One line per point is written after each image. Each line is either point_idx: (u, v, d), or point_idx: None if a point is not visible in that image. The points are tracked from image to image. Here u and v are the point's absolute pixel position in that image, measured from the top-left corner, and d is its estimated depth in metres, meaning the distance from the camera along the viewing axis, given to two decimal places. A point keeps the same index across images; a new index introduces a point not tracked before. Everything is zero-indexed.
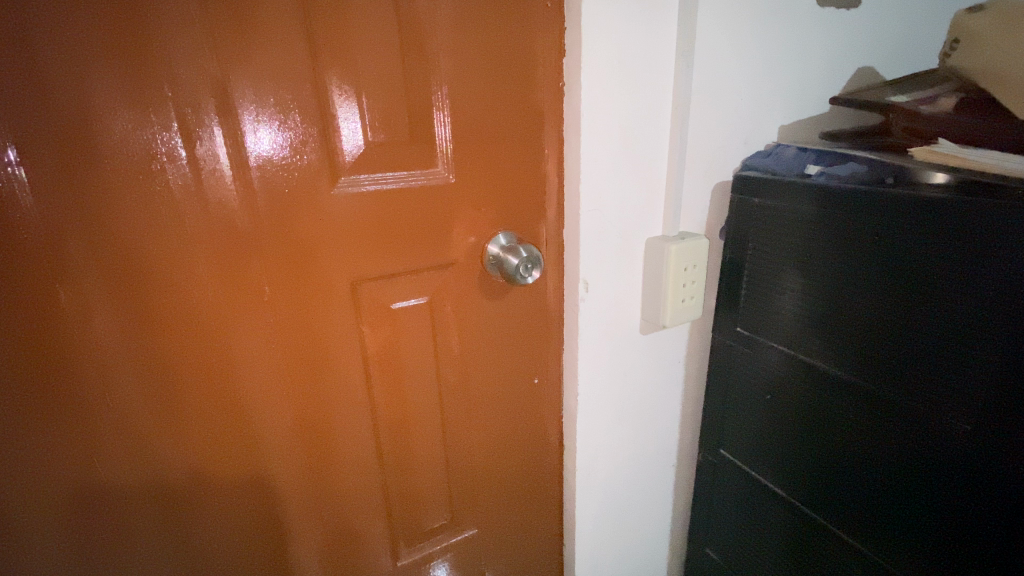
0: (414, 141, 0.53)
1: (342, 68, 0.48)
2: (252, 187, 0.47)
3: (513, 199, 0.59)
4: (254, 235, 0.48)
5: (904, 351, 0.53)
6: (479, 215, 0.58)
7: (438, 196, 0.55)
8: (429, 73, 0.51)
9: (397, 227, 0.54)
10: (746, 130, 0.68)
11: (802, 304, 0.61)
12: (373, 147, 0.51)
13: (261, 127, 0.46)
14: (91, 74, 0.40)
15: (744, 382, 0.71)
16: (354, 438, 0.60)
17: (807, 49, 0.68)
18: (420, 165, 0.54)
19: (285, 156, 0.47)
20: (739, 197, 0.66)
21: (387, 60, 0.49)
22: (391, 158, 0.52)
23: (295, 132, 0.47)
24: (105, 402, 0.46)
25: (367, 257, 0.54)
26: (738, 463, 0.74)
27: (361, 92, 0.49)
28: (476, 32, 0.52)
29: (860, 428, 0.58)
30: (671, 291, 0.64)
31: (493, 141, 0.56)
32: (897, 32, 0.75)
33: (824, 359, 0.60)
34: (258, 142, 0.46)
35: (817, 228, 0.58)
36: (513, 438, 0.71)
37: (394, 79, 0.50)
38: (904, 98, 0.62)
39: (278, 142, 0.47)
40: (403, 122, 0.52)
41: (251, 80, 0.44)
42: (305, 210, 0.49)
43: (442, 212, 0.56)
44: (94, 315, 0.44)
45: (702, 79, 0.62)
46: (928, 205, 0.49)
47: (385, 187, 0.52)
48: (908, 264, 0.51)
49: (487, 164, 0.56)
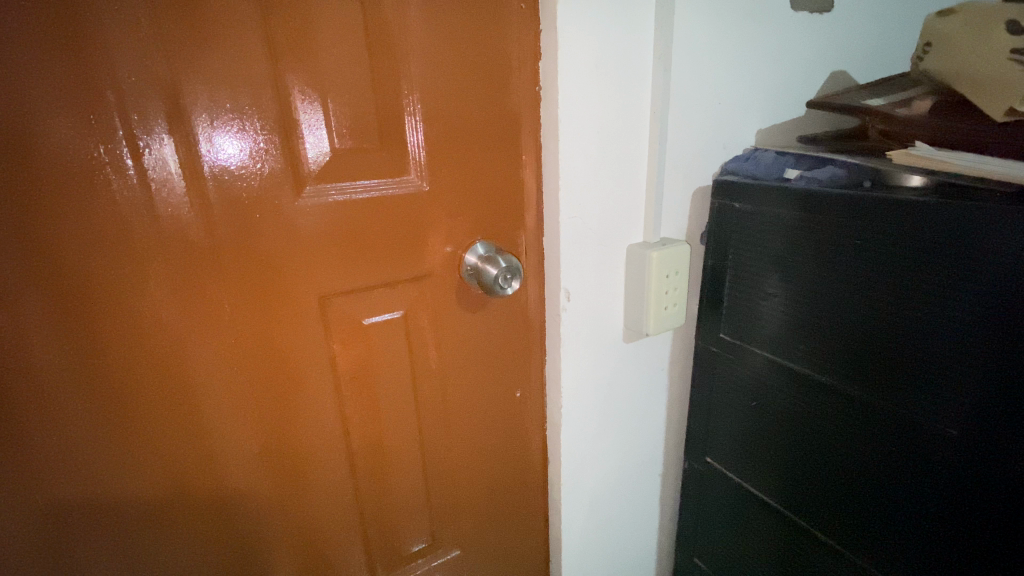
0: (384, 148, 0.50)
1: (304, 71, 0.45)
2: (211, 199, 0.44)
3: (491, 206, 0.57)
4: (210, 250, 0.45)
5: (890, 356, 0.52)
6: (455, 223, 0.55)
7: (412, 205, 0.53)
8: (399, 77, 0.49)
9: (368, 239, 0.51)
10: (725, 135, 0.68)
11: (786, 309, 0.60)
12: (341, 154, 0.48)
13: (218, 135, 0.43)
14: (21, 77, 0.36)
15: (728, 389, 0.70)
16: (327, 460, 0.57)
17: (782, 52, 0.68)
18: (392, 172, 0.51)
19: (245, 165, 0.44)
20: (720, 202, 0.65)
21: (353, 63, 0.47)
22: (360, 165, 0.49)
23: (256, 139, 0.44)
24: (51, 435, 0.42)
25: (337, 271, 0.51)
26: (725, 471, 0.73)
27: (326, 97, 0.46)
28: (448, 33, 0.50)
29: (848, 434, 0.57)
30: (653, 298, 0.63)
31: (468, 146, 0.54)
32: (870, 35, 0.75)
33: (808, 364, 0.59)
34: (215, 151, 0.43)
35: (797, 233, 0.58)
36: (496, 453, 0.68)
37: (361, 82, 0.47)
38: (881, 100, 0.62)
39: (236, 151, 0.44)
40: (373, 127, 0.49)
41: (205, 84, 0.41)
42: (267, 223, 0.46)
43: (416, 222, 0.53)
44: (36, 342, 0.40)
45: (681, 82, 0.61)
46: (909, 210, 0.48)
47: (356, 195, 0.50)
48: (889, 269, 0.50)
49: (462, 171, 0.54)
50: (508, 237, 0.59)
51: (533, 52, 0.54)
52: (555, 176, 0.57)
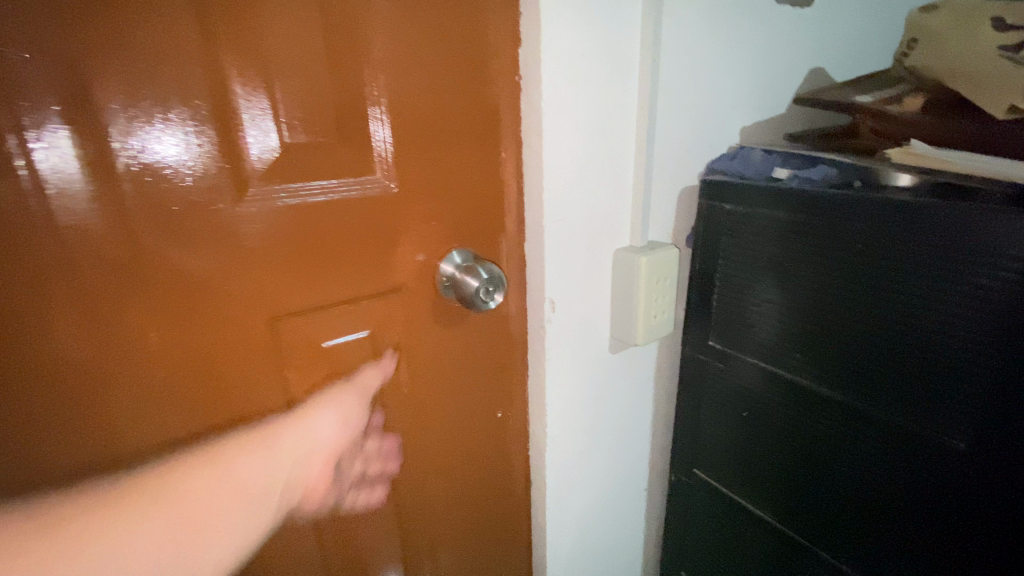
0: (345, 143, 0.43)
1: (246, 54, 0.38)
2: (129, 202, 0.36)
3: (467, 210, 0.51)
4: (126, 270, 0.37)
5: (888, 363, 0.50)
6: (428, 229, 0.49)
7: (378, 209, 0.46)
8: (361, 63, 0.42)
9: (326, 250, 0.44)
10: (711, 132, 0.64)
11: (778, 315, 0.58)
12: (292, 150, 0.41)
13: (161, 131, 0.36)
14: None
15: (718, 399, 0.66)
16: (286, 503, 0.49)
17: (768, 47, 0.65)
18: (354, 171, 0.44)
19: (192, 167, 0.38)
20: (709, 203, 0.62)
21: (304, 43, 0.40)
22: (317, 163, 0.43)
23: (189, 131, 0.37)
24: None
25: (289, 289, 0.44)
26: (714, 483, 0.70)
27: (272, 82, 0.39)
28: (415, 13, 0.44)
29: (844, 444, 0.55)
30: (642, 307, 0.59)
31: (442, 142, 0.48)
32: (850, 33, 0.74)
33: (805, 373, 0.57)
34: (156, 149, 0.36)
35: (793, 236, 0.55)
36: (477, 480, 0.63)
37: (315, 66, 0.41)
38: (869, 97, 0.60)
39: (182, 150, 0.37)
40: (330, 119, 0.42)
41: (120, 64, 0.34)
42: (200, 236, 0.39)
43: (383, 228, 0.47)
44: None
45: (668, 75, 0.57)
46: (914, 212, 0.45)
47: (312, 197, 0.43)
48: (892, 275, 0.48)
49: (435, 170, 0.48)
50: (487, 244, 0.53)
51: (511, 37, 0.49)
52: (537, 175, 0.51)
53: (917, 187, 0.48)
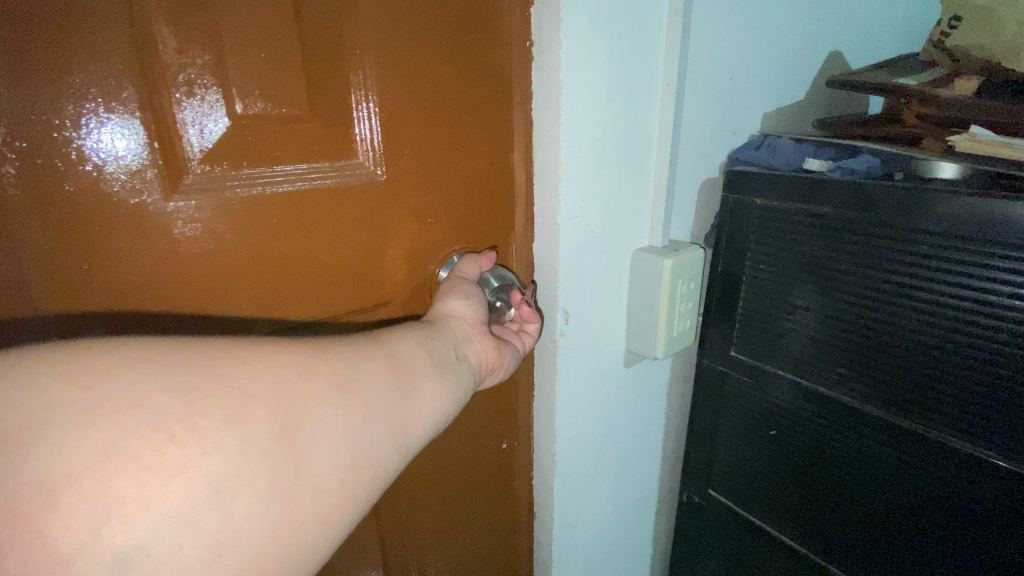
0: (315, 122, 0.37)
1: (191, 13, 0.31)
2: (44, 220, 0.30)
3: (461, 203, 0.45)
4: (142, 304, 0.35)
5: (947, 382, 0.43)
6: (417, 224, 0.43)
7: (356, 200, 0.40)
8: (336, 29, 0.36)
9: (339, 263, 0.41)
10: (734, 121, 0.57)
11: (816, 329, 0.50)
12: (251, 129, 0.35)
13: (103, 123, 0.31)
14: None
15: (740, 415, 0.60)
16: None
17: (795, 26, 0.59)
18: (327, 156, 0.38)
19: (141, 162, 0.32)
20: (734, 197, 0.55)
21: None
22: (287, 146, 0.36)
23: (136, 122, 0.32)
24: None
25: (312, 298, 0.41)
26: (731, 506, 0.64)
27: (223, 45, 0.32)
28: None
29: (889, 473, 0.48)
30: (664, 317, 0.51)
31: (433, 124, 0.41)
32: (875, 17, 0.69)
33: (843, 391, 0.50)
34: (99, 142, 0.31)
35: (834, 235, 0.48)
36: (476, 516, 0.57)
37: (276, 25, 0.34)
38: (911, 80, 0.54)
39: (129, 144, 0.32)
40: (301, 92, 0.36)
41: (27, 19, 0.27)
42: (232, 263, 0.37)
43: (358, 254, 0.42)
44: None
45: (695, 51, 0.50)
46: (986, 207, 0.39)
47: (276, 205, 0.37)
48: (956, 282, 0.41)
49: (425, 157, 0.42)
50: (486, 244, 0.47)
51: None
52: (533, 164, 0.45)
53: (971, 180, 0.42)
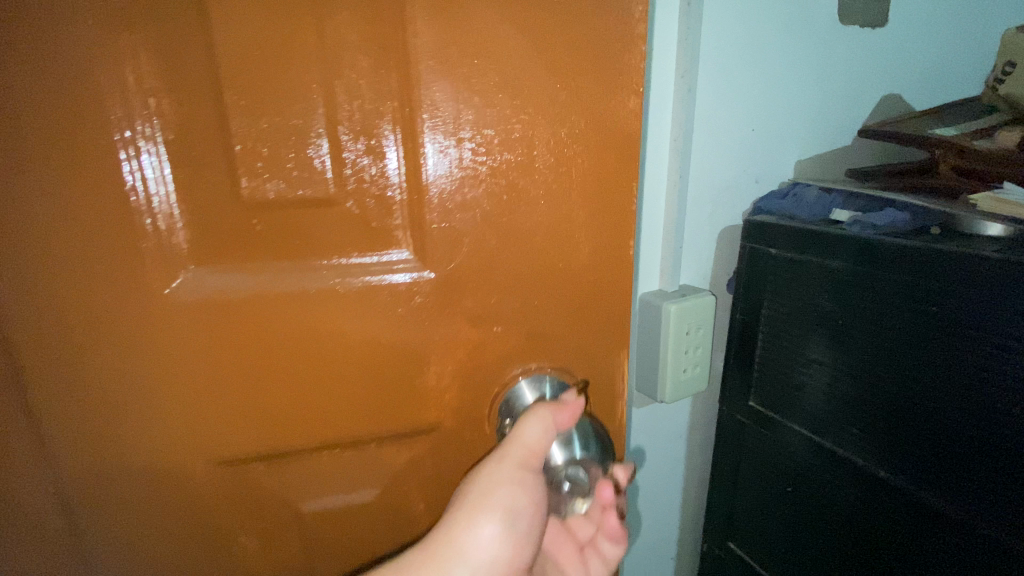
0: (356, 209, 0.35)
1: None
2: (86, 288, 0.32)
3: (530, 305, 0.40)
4: (172, 442, 0.36)
5: (960, 455, 0.40)
6: (473, 331, 0.39)
7: (399, 311, 0.37)
8: None
9: (382, 379, 0.39)
10: (759, 166, 0.58)
11: (830, 385, 0.49)
12: (277, 201, 0.33)
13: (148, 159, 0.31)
14: None
15: (759, 467, 0.58)
16: None
17: (831, 74, 0.59)
18: (361, 244, 0.36)
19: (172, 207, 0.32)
20: (752, 246, 0.55)
21: (290, 78, 0.31)
22: (328, 236, 0.35)
23: (163, 153, 0.31)
24: None
25: (347, 412, 0.39)
26: (750, 562, 0.61)
27: (251, 94, 0.30)
28: (463, 28, 0.32)
29: (908, 548, 0.44)
30: (667, 360, 0.53)
31: (495, 226, 0.36)
32: (936, 55, 0.65)
33: (859, 453, 0.47)
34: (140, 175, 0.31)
35: (847, 289, 0.46)
36: None
37: (303, 97, 0.31)
38: (953, 130, 0.51)
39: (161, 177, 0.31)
40: (324, 177, 0.33)
41: None
42: (252, 401, 0.37)
43: (400, 379, 0.39)
44: None
45: (706, 106, 0.52)
46: (993, 272, 0.36)
47: (298, 313, 0.35)
48: (965, 349, 0.38)
49: (478, 261, 0.37)
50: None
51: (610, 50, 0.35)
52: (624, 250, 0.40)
53: (1000, 241, 0.39)
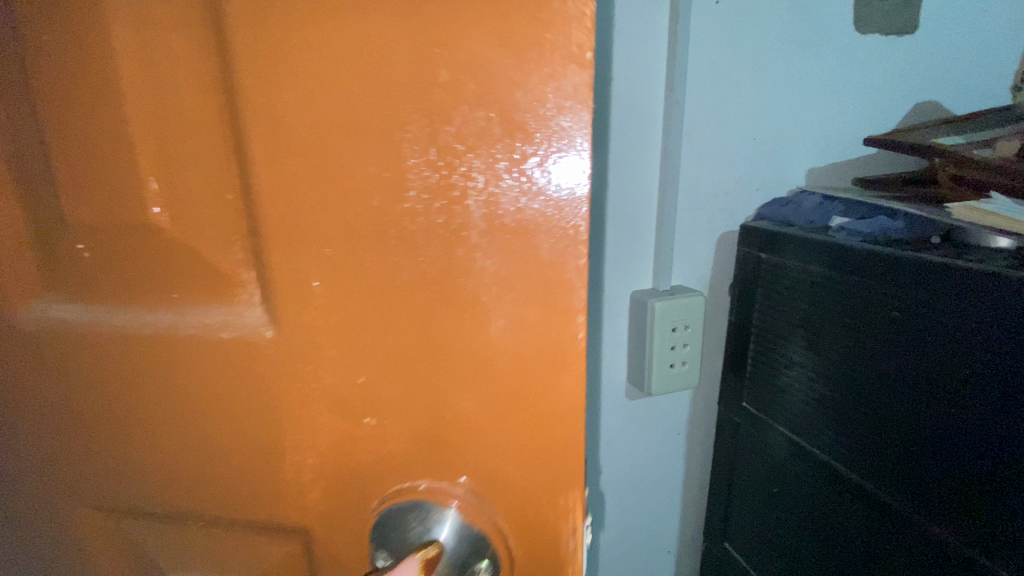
0: (182, 236, 0.25)
1: None
2: None
3: (426, 402, 0.27)
4: (40, 476, 0.31)
5: (918, 456, 0.40)
6: (337, 418, 0.27)
7: (231, 368, 0.27)
8: None
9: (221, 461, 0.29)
10: (759, 175, 0.60)
11: (807, 386, 0.50)
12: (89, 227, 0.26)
13: None
14: None
15: (751, 468, 0.59)
16: None
17: (839, 84, 0.60)
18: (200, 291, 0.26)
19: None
20: (746, 251, 0.57)
21: (93, 69, 0.23)
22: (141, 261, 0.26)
23: None
24: None
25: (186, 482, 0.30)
26: (744, 563, 0.62)
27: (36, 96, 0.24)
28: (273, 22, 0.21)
29: (875, 552, 0.45)
30: (654, 355, 0.56)
31: (361, 271, 0.24)
32: (965, 59, 0.64)
33: (831, 454, 0.48)
34: None
35: (824, 294, 0.48)
36: None
37: (110, 108, 0.23)
38: (957, 139, 0.50)
39: None
40: (115, 183, 0.25)
41: None
42: (107, 447, 0.29)
43: (254, 460, 0.28)
44: None
45: (698, 117, 0.55)
46: (951, 277, 0.37)
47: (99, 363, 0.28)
48: (924, 353, 0.39)
49: (344, 323, 0.25)
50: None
51: (533, 33, 0.21)
52: (575, 333, 0.26)
53: (1004, 254, 0.38)
